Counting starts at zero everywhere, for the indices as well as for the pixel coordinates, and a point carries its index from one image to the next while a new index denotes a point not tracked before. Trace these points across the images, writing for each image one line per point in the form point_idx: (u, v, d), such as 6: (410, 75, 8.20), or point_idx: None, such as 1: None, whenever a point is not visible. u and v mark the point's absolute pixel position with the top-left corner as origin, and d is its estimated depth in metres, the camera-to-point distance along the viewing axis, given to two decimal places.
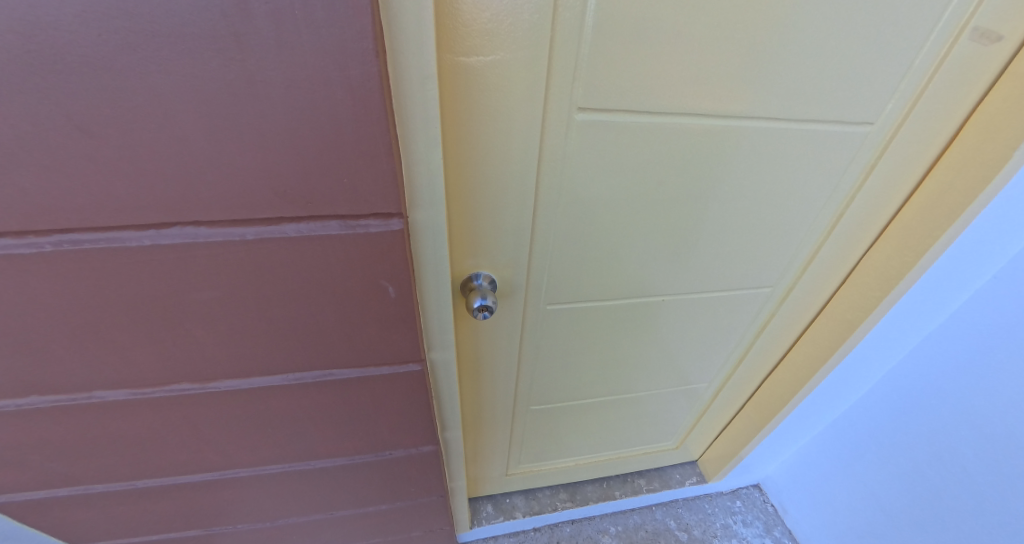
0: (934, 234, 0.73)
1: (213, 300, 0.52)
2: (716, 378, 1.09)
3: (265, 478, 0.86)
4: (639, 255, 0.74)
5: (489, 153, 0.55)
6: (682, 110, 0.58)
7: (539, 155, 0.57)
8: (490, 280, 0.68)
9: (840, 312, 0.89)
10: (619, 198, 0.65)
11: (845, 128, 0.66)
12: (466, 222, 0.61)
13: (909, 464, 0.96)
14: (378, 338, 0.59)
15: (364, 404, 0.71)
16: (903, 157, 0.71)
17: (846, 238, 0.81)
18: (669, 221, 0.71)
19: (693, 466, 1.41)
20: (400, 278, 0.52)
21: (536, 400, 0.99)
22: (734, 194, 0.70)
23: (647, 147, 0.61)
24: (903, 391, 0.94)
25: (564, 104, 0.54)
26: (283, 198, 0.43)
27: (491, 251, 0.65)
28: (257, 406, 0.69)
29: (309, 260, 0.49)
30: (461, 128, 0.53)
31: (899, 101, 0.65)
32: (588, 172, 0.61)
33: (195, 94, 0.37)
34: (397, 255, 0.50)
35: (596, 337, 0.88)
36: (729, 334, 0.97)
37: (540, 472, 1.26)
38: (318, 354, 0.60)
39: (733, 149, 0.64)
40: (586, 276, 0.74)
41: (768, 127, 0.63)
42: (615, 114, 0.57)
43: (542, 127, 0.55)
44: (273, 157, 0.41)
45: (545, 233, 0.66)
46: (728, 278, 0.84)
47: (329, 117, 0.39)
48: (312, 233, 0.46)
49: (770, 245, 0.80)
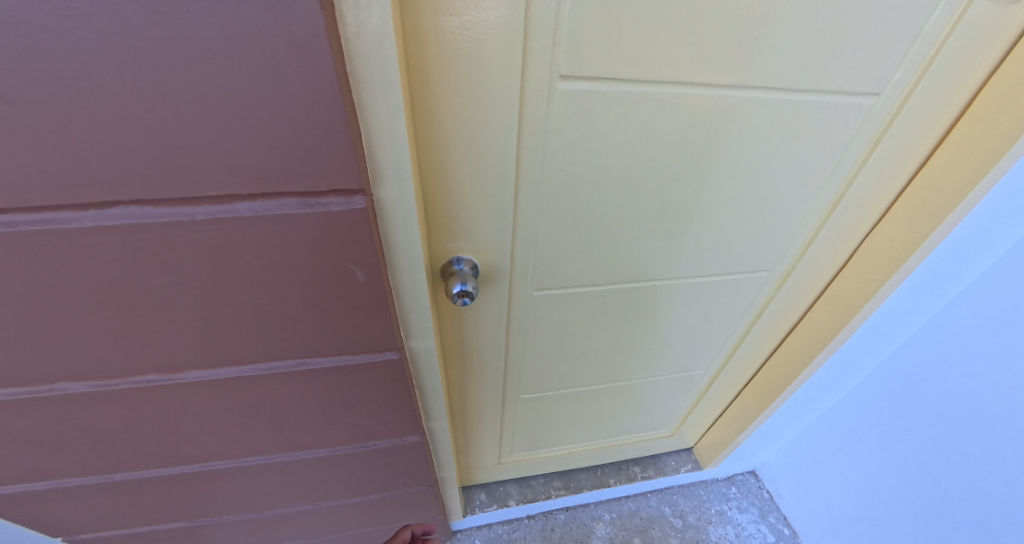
0: (939, 214, 0.69)
1: (171, 286, 0.48)
2: (713, 364, 1.06)
3: (247, 470, 0.84)
4: (630, 237, 0.71)
5: (464, 126, 0.51)
6: (674, 79, 0.54)
7: (519, 128, 0.53)
8: (472, 265, 0.64)
9: (840, 296, 0.85)
10: (608, 176, 0.61)
11: (850, 99, 0.62)
12: (443, 202, 0.57)
13: (907, 451, 0.94)
14: (349, 325, 0.55)
15: (343, 395, 0.68)
16: (911, 130, 0.67)
17: (848, 218, 0.77)
18: (662, 201, 0.67)
19: (688, 454, 1.39)
20: (369, 261, 0.48)
21: (525, 388, 0.97)
22: (730, 171, 0.66)
23: (636, 120, 0.57)
24: (906, 377, 0.91)
25: (544, 70, 0.50)
26: (233, 174, 0.39)
27: (472, 233, 0.62)
28: (230, 397, 0.66)
29: (267, 242, 0.45)
30: (432, 98, 0.49)
31: (908, 71, 0.61)
32: (573, 147, 0.57)
33: (120, 56, 0.33)
34: (363, 237, 0.46)
35: (586, 323, 0.85)
36: (728, 319, 0.94)
37: (533, 460, 1.24)
38: (287, 343, 0.57)
39: (730, 122, 0.60)
40: (574, 260, 0.71)
41: (766, 99, 0.59)
42: (600, 84, 0.52)
43: (520, 97, 0.51)
44: (217, 127, 0.37)
45: (529, 213, 0.62)
46: (724, 261, 0.80)
47: (274, 80, 0.35)
48: (268, 212, 0.43)
49: (769, 226, 0.76)
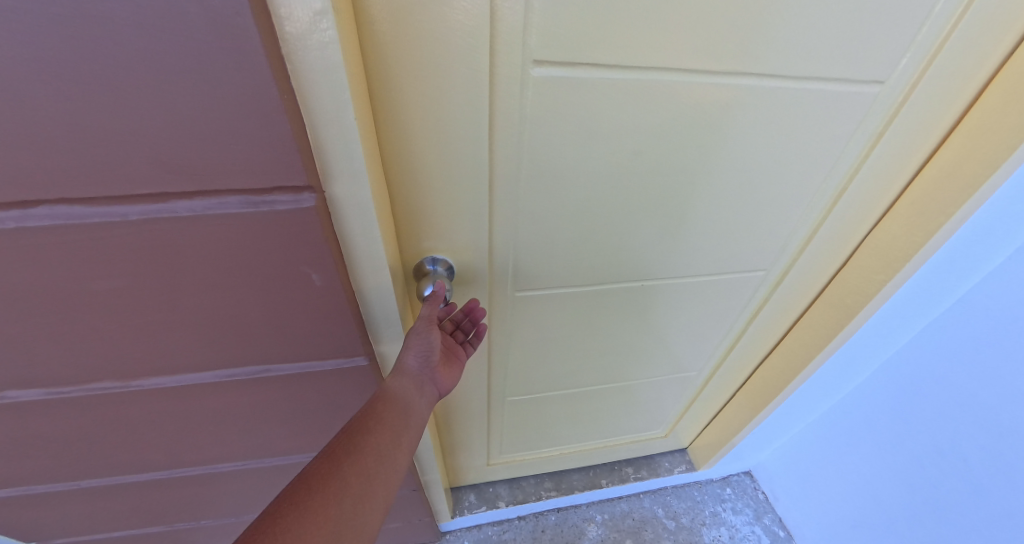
0: (947, 211, 0.65)
1: (113, 290, 0.45)
2: (708, 364, 1.03)
3: (221, 475, 0.80)
4: (618, 235, 0.67)
5: (430, 116, 0.48)
6: (661, 65, 0.50)
7: (491, 118, 0.49)
8: (447, 266, 0.61)
9: (839, 297, 0.81)
10: (591, 169, 0.57)
11: (853, 87, 0.57)
12: (412, 198, 0.54)
13: (907, 455, 0.91)
14: (311, 330, 0.52)
15: (313, 401, 0.65)
16: (918, 122, 0.62)
17: (850, 215, 0.73)
18: (651, 196, 0.63)
19: (682, 454, 1.36)
20: (325, 263, 0.44)
21: (512, 390, 0.94)
22: (725, 164, 0.62)
23: (621, 109, 0.53)
24: (908, 380, 0.88)
25: (516, 54, 0.46)
26: (165, 169, 0.35)
27: (445, 231, 0.58)
28: (193, 404, 0.62)
29: (212, 243, 0.41)
30: (393, 86, 0.45)
31: (917, 56, 0.56)
32: (552, 138, 0.53)
33: (14, 34, 0.28)
34: (316, 237, 0.42)
35: (574, 325, 0.81)
36: (723, 319, 0.90)
37: (523, 461, 1.21)
38: (247, 349, 0.53)
39: (723, 112, 0.56)
40: (558, 258, 0.67)
41: (762, 88, 0.55)
42: (580, 70, 0.48)
43: (491, 84, 0.47)
44: (141, 117, 0.33)
45: (507, 210, 0.59)
46: (718, 260, 0.77)
47: (199, 64, 0.31)
48: (209, 212, 0.39)
49: (766, 223, 0.72)
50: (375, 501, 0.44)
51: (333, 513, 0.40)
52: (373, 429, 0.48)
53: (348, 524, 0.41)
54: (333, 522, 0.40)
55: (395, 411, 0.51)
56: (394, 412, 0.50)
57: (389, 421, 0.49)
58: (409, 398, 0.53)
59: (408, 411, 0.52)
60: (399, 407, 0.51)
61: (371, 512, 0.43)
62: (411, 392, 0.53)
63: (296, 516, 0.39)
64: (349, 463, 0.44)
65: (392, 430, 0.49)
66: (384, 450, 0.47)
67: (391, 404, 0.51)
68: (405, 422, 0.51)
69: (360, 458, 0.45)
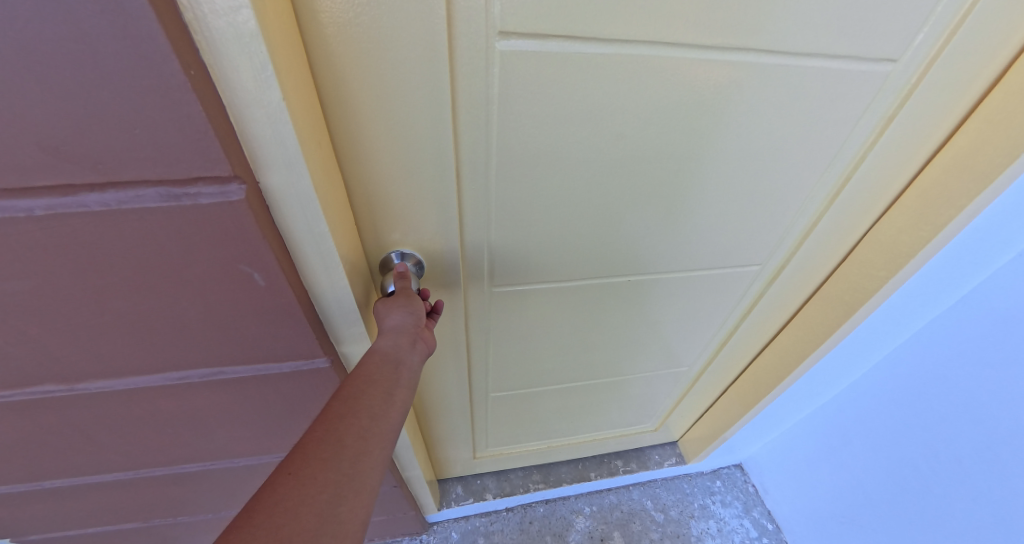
0: (957, 205, 0.60)
1: (32, 291, 0.39)
2: (699, 360, 0.99)
3: (189, 474, 0.77)
4: (601, 225, 0.62)
5: (384, 94, 0.43)
6: (642, 39, 0.45)
7: (452, 96, 0.45)
8: (415, 261, 0.58)
9: (837, 293, 0.77)
10: (569, 154, 0.53)
11: (861, 65, 0.52)
12: (370, 184, 0.50)
13: (900, 453, 0.88)
14: (261, 331, 0.47)
15: (274, 403, 0.61)
16: (932, 105, 0.57)
17: (854, 207, 0.68)
18: (636, 184, 0.58)
19: (672, 447, 1.34)
20: (266, 262, 0.39)
21: (494, 384, 0.90)
22: (719, 150, 0.57)
23: (598, 88, 0.48)
24: (905, 377, 0.84)
25: (477, 27, 0.41)
26: (65, 157, 0.30)
27: (410, 220, 0.54)
28: (146, 407, 0.58)
29: (134, 239, 0.36)
30: (339, 61, 0.41)
31: (934, 30, 0.51)
32: (523, 120, 0.48)
33: None
34: (252, 233, 0.37)
35: (558, 319, 0.77)
36: (714, 314, 0.86)
37: (510, 454, 1.19)
38: (194, 351, 0.49)
39: (714, 91, 0.51)
40: (536, 250, 0.63)
41: (758, 65, 0.49)
42: (553, 42, 0.44)
43: (450, 58, 0.42)
44: (24, 95, 0.28)
45: (477, 199, 0.54)
46: (710, 253, 0.72)
47: (84, 31, 0.26)
48: (124, 205, 0.34)
49: (762, 214, 0.68)
50: (374, 457, 0.39)
51: (331, 471, 0.36)
52: (363, 391, 0.43)
53: (348, 481, 0.36)
54: (332, 481, 0.36)
55: (384, 370, 0.46)
56: (382, 372, 0.46)
57: (379, 380, 0.45)
58: (399, 355, 0.48)
59: (398, 369, 0.47)
60: (388, 367, 0.46)
61: (373, 470, 0.38)
62: (401, 349, 0.48)
63: (293, 480, 0.35)
64: (342, 423, 0.40)
65: (382, 389, 0.44)
66: (375, 408, 0.42)
67: (378, 364, 0.46)
68: (396, 381, 0.46)
69: (353, 417, 0.40)
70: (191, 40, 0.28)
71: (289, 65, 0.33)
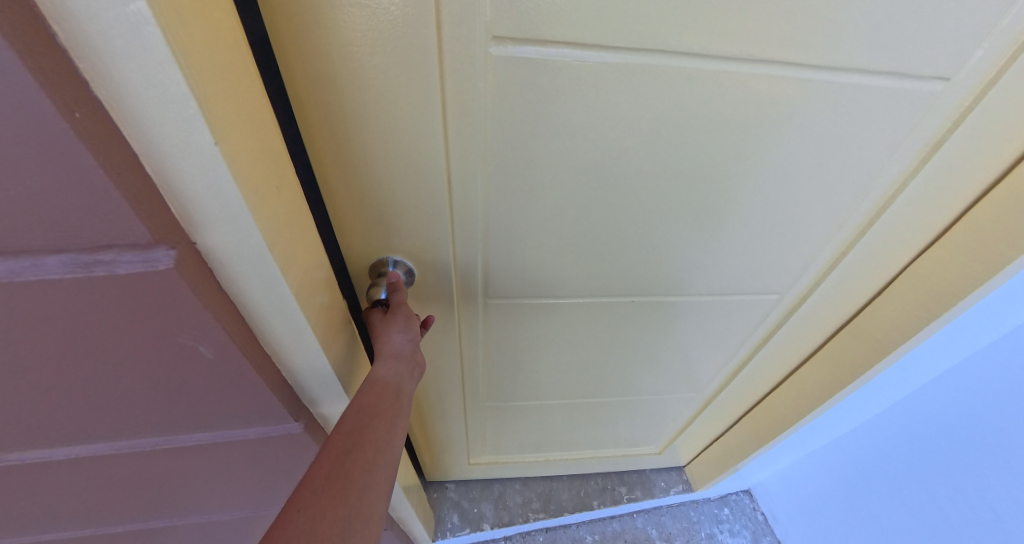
0: (1015, 246, 0.53)
1: None
2: (707, 387, 0.94)
3: (151, 530, 0.68)
4: (609, 249, 0.56)
5: (356, 90, 0.38)
6: (658, 48, 0.39)
7: (439, 105, 0.40)
8: (407, 269, 0.52)
9: (869, 329, 0.71)
10: (573, 171, 0.47)
11: (909, 85, 0.46)
12: (350, 199, 0.45)
13: (920, 492, 0.87)
14: (214, 402, 0.41)
15: (241, 466, 0.53)
16: (988, 131, 0.51)
17: (892, 238, 0.62)
18: (648, 208, 0.52)
19: (679, 473, 1.27)
20: (213, 330, 0.33)
21: (492, 396, 0.83)
22: (745, 175, 0.51)
23: (606, 101, 0.42)
24: (931, 416, 0.83)
25: (467, 27, 0.36)
26: None
27: (395, 237, 0.49)
28: (90, 475, 0.50)
29: (41, 316, 0.29)
30: (303, 50, 0.35)
31: (995, 48, 0.44)
32: (520, 133, 0.43)
33: None
34: (191, 302, 0.31)
35: (559, 342, 0.71)
36: (728, 341, 0.80)
37: (504, 463, 1.12)
38: (137, 425, 0.42)
39: (738, 108, 0.44)
40: (535, 271, 0.58)
41: (787, 79, 0.43)
42: (555, 49, 0.38)
43: (436, 63, 0.37)
44: None
45: (467, 210, 0.49)
46: (724, 282, 0.66)
47: None
48: (26, 276, 0.27)
49: (787, 242, 0.61)
50: (381, 487, 0.38)
51: (340, 507, 0.36)
52: (367, 423, 0.41)
53: (358, 514, 0.36)
54: (342, 516, 0.35)
55: (387, 400, 0.44)
56: (384, 403, 0.44)
57: (384, 410, 0.43)
58: (400, 383, 0.46)
59: (398, 397, 0.45)
60: (390, 395, 0.44)
61: (378, 500, 0.38)
62: (403, 376, 0.46)
63: (303, 517, 0.34)
64: (347, 457, 0.39)
65: (385, 419, 0.43)
66: (381, 438, 0.41)
67: (380, 393, 0.44)
68: (398, 408, 0.44)
69: (357, 454, 0.39)
70: (49, 36, 0.21)
71: (234, 60, 0.27)
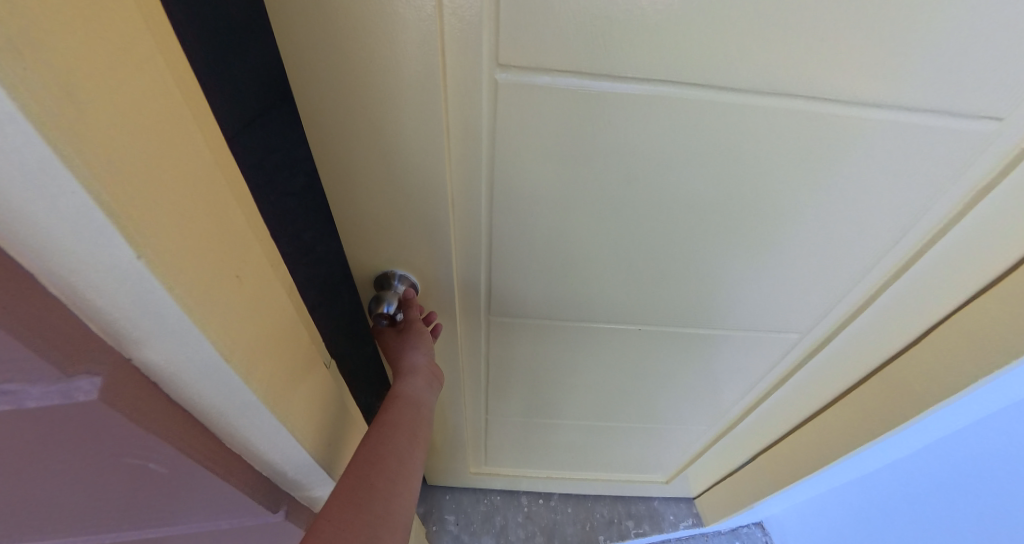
0: None
1: None
2: (718, 422, 0.96)
3: None
4: (633, 265, 0.61)
5: (386, 110, 0.43)
6: (683, 81, 0.42)
7: (473, 119, 0.45)
8: (411, 283, 0.60)
9: (907, 375, 0.73)
10: (600, 188, 0.51)
11: (966, 122, 0.47)
12: (386, 200, 0.50)
13: (945, 532, 0.95)
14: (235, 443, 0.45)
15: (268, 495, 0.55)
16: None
17: (920, 281, 0.64)
18: (676, 230, 0.56)
19: (689, 505, 1.28)
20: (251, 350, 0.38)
21: (494, 400, 0.89)
22: (783, 214, 0.55)
23: (638, 122, 0.45)
24: (961, 465, 0.91)
25: (506, 52, 0.40)
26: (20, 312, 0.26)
27: (424, 236, 0.55)
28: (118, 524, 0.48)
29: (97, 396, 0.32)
30: (358, 67, 0.40)
31: None
32: (548, 149, 0.48)
33: None
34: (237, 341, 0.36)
35: (589, 361, 0.78)
36: (751, 373, 0.83)
37: (506, 475, 1.18)
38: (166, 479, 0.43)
39: (776, 149, 0.48)
40: (560, 278, 0.62)
41: (828, 111, 0.45)
42: (587, 80, 0.42)
43: (472, 84, 0.42)
44: None
45: (493, 216, 0.54)
46: (753, 315, 0.70)
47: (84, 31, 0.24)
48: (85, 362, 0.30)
49: (819, 284, 0.65)
50: (402, 497, 0.50)
51: (369, 512, 0.46)
52: (393, 434, 0.55)
53: (383, 521, 0.46)
54: (370, 521, 0.46)
55: (408, 414, 0.58)
56: (406, 416, 0.58)
57: (407, 426, 0.57)
58: (420, 400, 0.61)
59: (418, 413, 0.60)
60: (412, 410, 0.59)
61: (400, 501, 0.49)
62: (421, 393, 0.61)
63: (336, 521, 0.44)
64: (377, 463, 0.51)
65: (408, 431, 0.56)
66: (403, 450, 0.54)
67: (402, 410, 0.58)
68: (417, 423, 0.58)
69: (382, 463, 0.51)
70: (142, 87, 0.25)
71: None
